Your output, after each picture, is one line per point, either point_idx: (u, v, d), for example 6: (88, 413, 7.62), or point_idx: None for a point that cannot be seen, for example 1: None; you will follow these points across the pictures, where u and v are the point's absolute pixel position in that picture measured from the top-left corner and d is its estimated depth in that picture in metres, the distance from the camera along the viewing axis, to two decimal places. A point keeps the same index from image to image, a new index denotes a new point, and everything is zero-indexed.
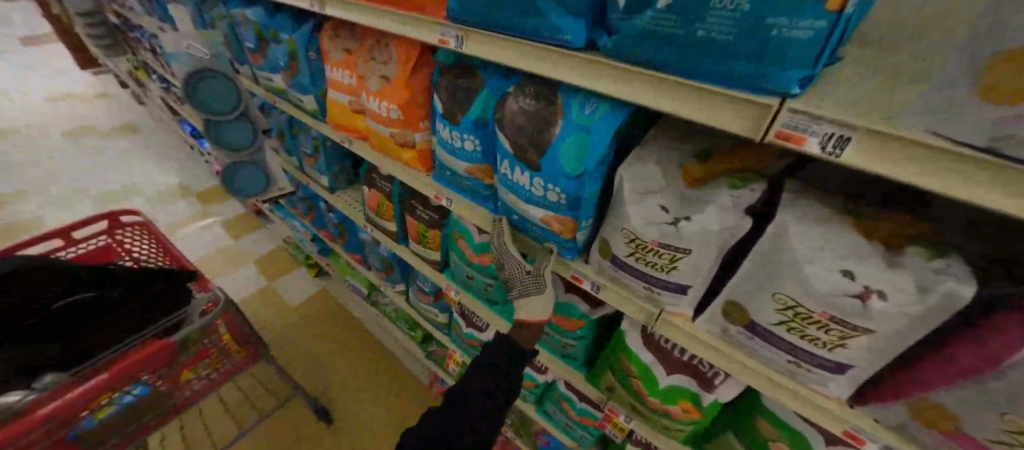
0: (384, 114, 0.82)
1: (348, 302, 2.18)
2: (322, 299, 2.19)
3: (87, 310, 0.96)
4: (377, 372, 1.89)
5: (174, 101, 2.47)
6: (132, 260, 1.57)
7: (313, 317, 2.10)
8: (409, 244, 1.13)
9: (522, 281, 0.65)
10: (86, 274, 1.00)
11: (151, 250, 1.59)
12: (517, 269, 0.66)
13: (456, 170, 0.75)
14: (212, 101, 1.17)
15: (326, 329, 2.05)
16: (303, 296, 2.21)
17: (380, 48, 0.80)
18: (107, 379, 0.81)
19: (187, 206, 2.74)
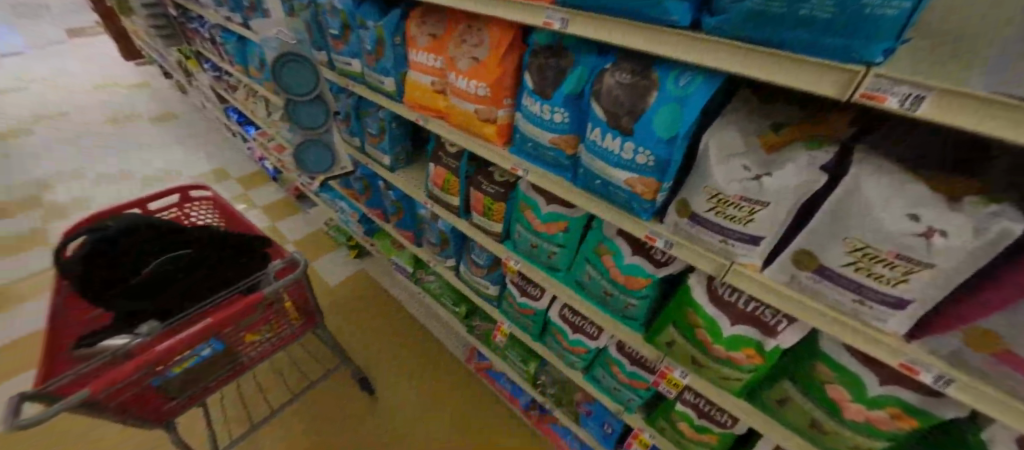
0: (471, 92, 0.91)
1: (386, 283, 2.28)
2: (361, 281, 2.30)
3: (165, 283, 1.12)
4: (410, 356, 1.98)
5: (225, 89, 2.61)
6: None
7: (352, 297, 2.23)
8: (472, 218, 1.23)
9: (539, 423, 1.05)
10: (165, 247, 1.19)
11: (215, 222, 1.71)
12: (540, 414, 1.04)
13: (541, 142, 0.84)
14: (294, 83, 1.29)
15: (363, 314, 2.15)
16: (343, 275, 2.32)
17: (472, 32, 0.89)
18: (200, 328, 0.98)
19: (230, 190, 2.88)
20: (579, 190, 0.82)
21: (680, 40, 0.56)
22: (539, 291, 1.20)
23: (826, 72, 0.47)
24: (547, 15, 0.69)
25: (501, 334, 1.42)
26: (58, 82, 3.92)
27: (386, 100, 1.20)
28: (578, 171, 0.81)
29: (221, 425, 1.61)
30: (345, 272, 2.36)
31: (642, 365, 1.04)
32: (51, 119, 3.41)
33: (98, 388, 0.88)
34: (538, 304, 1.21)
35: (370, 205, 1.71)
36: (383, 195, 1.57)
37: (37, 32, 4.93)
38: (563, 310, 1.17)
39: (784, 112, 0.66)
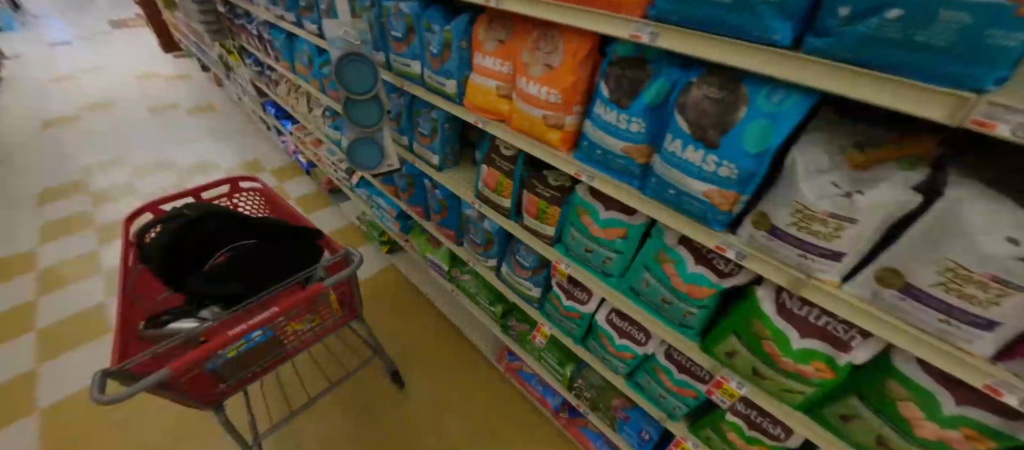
0: (541, 98, 0.93)
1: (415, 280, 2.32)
2: (393, 277, 2.35)
3: (230, 271, 1.15)
4: (439, 352, 2.01)
5: (266, 84, 2.68)
6: None
7: (383, 291, 2.27)
8: (522, 219, 1.25)
9: None
10: (230, 237, 1.24)
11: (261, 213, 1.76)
12: None
13: (612, 149, 0.86)
14: (354, 82, 1.31)
15: (394, 309, 2.18)
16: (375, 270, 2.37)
17: (546, 40, 0.91)
18: (266, 316, 1.02)
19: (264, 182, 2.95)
20: (648, 199, 0.85)
21: (779, 58, 0.57)
22: (588, 295, 1.21)
23: (933, 96, 0.46)
24: (636, 29, 0.71)
25: (541, 335, 1.44)
26: (102, 72, 4.07)
27: (443, 101, 1.23)
28: (649, 180, 0.83)
29: (261, 409, 1.66)
30: (376, 268, 2.40)
31: (692, 374, 1.05)
32: (97, 108, 3.55)
33: (174, 369, 0.93)
34: (586, 307, 1.23)
35: (412, 203, 1.74)
36: (428, 194, 1.61)
37: (82, 24, 5.12)
38: (611, 314, 1.19)
39: (872, 131, 0.66)
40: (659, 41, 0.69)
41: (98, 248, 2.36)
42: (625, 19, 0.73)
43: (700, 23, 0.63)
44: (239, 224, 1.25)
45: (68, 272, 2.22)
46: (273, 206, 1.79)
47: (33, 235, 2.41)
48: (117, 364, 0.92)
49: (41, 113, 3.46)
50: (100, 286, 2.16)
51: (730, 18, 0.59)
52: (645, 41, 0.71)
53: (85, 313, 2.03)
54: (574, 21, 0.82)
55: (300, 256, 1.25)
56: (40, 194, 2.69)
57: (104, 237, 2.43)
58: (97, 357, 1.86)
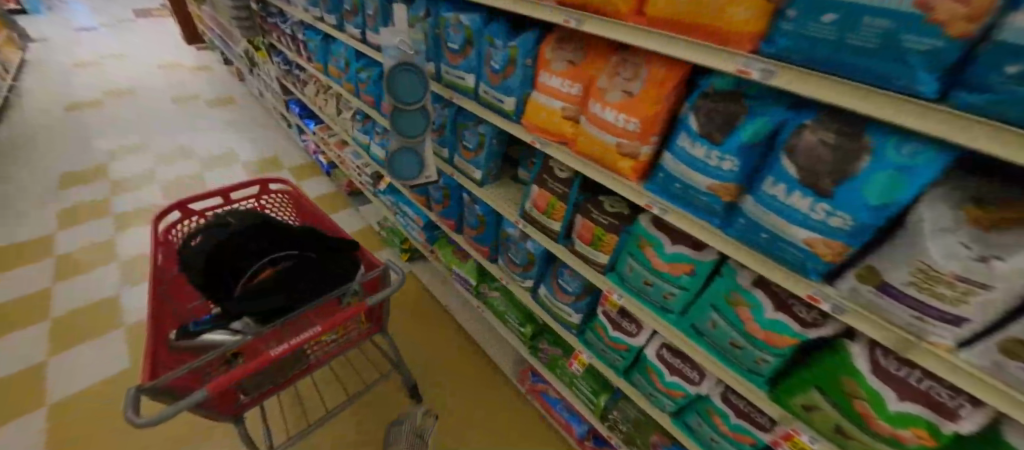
0: (617, 125, 0.89)
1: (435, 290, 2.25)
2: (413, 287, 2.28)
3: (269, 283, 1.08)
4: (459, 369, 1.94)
5: (293, 82, 2.64)
6: None
7: (402, 299, 2.21)
8: (572, 244, 1.19)
9: None
10: (272, 245, 1.17)
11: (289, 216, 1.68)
12: None
13: (696, 185, 0.81)
14: (404, 91, 1.27)
15: (413, 319, 2.12)
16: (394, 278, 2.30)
17: (627, 65, 0.86)
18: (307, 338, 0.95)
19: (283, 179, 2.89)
20: (733, 242, 0.81)
21: (926, 112, 0.52)
22: (637, 327, 1.16)
23: None
24: (746, 64, 0.66)
25: (577, 362, 1.37)
26: (125, 59, 4.05)
27: (497, 117, 1.18)
28: (736, 220, 0.79)
29: (278, 420, 1.60)
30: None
31: (751, 420, 1.00)
32: (117, 95, 3.50)
33: (211, 391, 0.87)
34: (634, 340, 1.17)
35: (444, 215, 1.68)
36: (465, 209, 1.55)
37: (106, 10, 5.12)
38: (662, 349, 1.14)
39: None
40: (772, 78, 0.64)
41: (114, 237, 2.30)
42: (731, 53, 0.68)
43: (831, 65, 0.58)
44: (281, 235, 1.19)
45: (81, 261, 2.16)
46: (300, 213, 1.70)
47: (48, 221, 2.35)
48: (150, 380, 0.86)
49: (61, 96, 3.42)
50: (114, 277, 2.10)
51: (875, 65, 0.53)
52: (756, 78, 0.66)
53: (96, 305, 1.96)
54: (667, 49, 0.77)
55: (340, 269, 1.18)
56: (56, 179, 2.63)
57: (119, 227, 2.38)
58: (100, 354, 1.77)
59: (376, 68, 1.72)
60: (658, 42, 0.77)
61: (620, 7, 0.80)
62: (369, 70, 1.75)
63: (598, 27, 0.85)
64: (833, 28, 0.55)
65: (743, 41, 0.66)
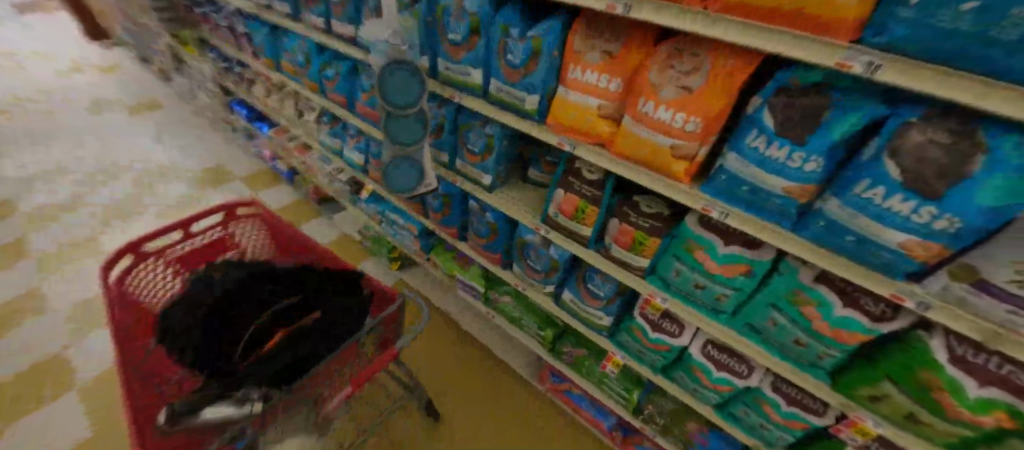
0: (672, 125, 0.80)
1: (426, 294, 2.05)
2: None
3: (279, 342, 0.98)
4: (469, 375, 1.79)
5: (238, 82, 2.30)
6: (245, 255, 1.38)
7: None
8: (606, 248, 1.11)
9: None
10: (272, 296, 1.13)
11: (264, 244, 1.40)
12: None
13: (769, 188, 0.75)
14: (396, 94, 1.06)
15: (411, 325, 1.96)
16: None
17: (683, 57, 0.76)
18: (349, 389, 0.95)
19: (235, 191, 2.55)
20: (805, 245, 0.77)
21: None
22: (680, 327, 1.12)
23: None
24: (848, 56, 0.58)
25: (612, 364, 1.33)
26: (10, 62, 3.36)
27: (513, 118, 1.04)
28: (814, 222, 0.75)
29: None
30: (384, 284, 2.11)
31: (804, 407, 1.00)
32: (5, 107, 2.90)
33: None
34: (678, 340, 1.13)
35: (444, 223, 1.52)
36: (471, 217, 1.41)
37: None
38: (708, 346, 1.10)
39: None
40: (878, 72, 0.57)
41: (38, 282, 1.92)
42: (826, 43, 0.60)
43: (965, 61, 0.51)
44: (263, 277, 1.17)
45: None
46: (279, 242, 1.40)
47: None
48: None
49: None
50: (46, 330, 1.75)
51: None
52: (859, 71, 0.58)
53: (28, 369, 1.62)
54: (739, 39, 0.68)
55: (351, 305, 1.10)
56: None
57: (40, 268, 1.98)
58: (52, 421, 1.49)
59: (346, 64, 1.49)
60: (729, 32, 0.68)
61: None
62: (337, 66, 1.51)
63: (652, 14, 0.74)
64: (971, 19, 0.49)
65: (843, 29, 0.59)
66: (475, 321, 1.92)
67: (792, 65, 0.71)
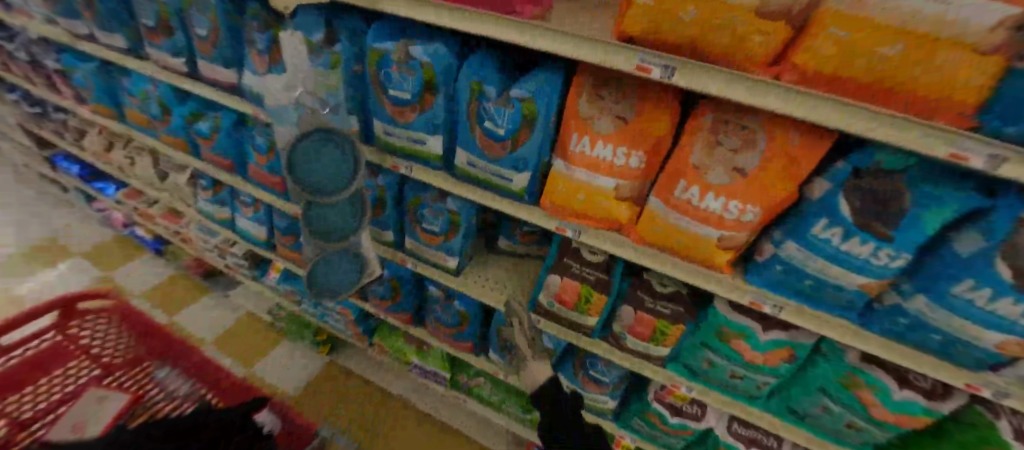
0: (724, 217, 0.62)
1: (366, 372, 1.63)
2: (333, 383, 1.60)
3: None
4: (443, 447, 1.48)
5: (59, 131, 1.66)
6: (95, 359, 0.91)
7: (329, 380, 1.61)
8: (618, 336, 0.91)
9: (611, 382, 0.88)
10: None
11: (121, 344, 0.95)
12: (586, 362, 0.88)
13: (842, 284, 0.63)
14: (317, 173, 0.72)
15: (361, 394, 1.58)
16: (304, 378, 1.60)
17: (730, 129, 0.58)
18: None
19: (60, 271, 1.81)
20: (876, 339, 0.66)
21: None
22: (702, 407, 0.99)
23: None
24: (857, 118, 0.46)
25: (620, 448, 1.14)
26: None
27: (491, 197, 0.78)
28: (890, 317, 0.64)
29: None
30: (304, 380, 1.60)
31: None
32: None
33: None
34: (701, 424, 0.99)
35: (393, 310, 1.19)
36: (432, 304, 1.10)
37: None
38: (733, 424, 0.98)
39: None
40: (876, 131, 0.47)
41: None
42: (836, 101, 0.47)
43: None
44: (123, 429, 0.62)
45: None
46: (145, 344, 0.96)
47: None
48: None
49: None
50: None
51: None
52: (858, 131, 0.47)
53: None
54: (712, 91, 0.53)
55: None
56: None
57: None
58: None
59: (225, 114, 1.07)
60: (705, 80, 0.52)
61: (756, 52, 0.49)
62: (212, 118, 1.09)
63: (702, 80, 0.52)
64: None
65: (843, 87, 0.48)
66: (438, 403, 1.58)
67: (857, 143, 0.58)
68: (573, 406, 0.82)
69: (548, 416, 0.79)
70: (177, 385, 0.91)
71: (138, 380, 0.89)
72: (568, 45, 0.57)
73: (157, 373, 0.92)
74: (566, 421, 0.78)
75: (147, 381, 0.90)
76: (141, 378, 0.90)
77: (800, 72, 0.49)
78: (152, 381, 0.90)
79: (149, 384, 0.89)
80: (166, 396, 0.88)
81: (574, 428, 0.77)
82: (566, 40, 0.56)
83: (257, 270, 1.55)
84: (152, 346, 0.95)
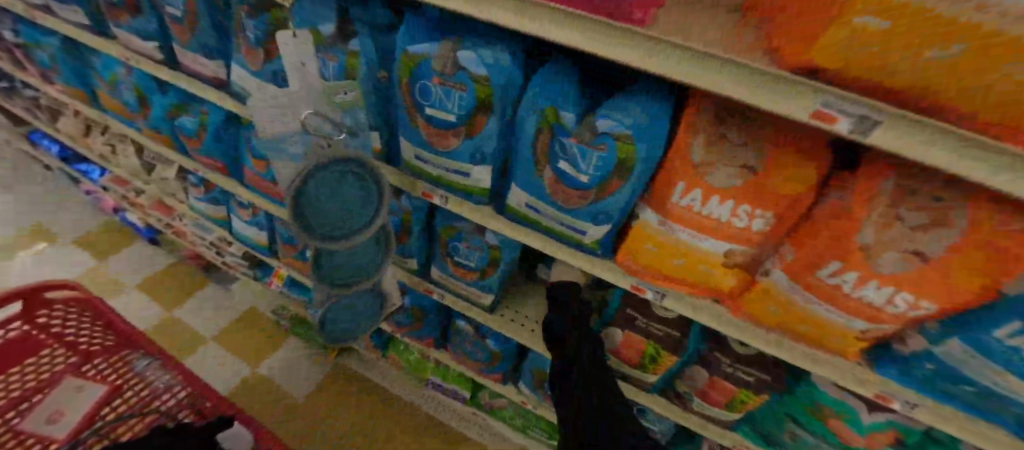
0: (883, 309, 0.48)
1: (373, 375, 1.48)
2: (340, 386, 1.46)
3: None
4: None
5: (29, 107, 1.46)
6: (76, 352, 0.87)
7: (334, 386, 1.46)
8: (683, 394, 0.79)
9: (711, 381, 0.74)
10: None
11: (98, 334, 0.90)
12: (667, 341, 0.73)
13: (1016, 398, 0.48)
14: (329, 200, 0.53)
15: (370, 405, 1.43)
16: (309, 384, 1.46)
17: (915, 201, 0.42)
18: None
19: (43, 260, 1.65)
20: None
21: None
22: None
23: None
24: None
25: None
26: None
27: (554, 246, 0.63)
28: None
29: None
30: (312, 382, 1.46)
31: None
32: None
33: None
34: None
35: (411, 335, 1.06)
36: (459, 338, 0.98)
37: None
38: None
39: None
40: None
41: None
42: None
43: None
44: None
45: None
46: (120, 331, 0.90)
47: None
48: None
49: None
50: None
51: None
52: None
53: None
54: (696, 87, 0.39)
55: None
56: None
57: None
58: None
59: (213, 108, 0.90)
60: (689, 72, 0.38)
61: None
62: (198, 112, 0.91)
63: (917, 143, 0.32)
64: None
65: None
66: (453, 412, 1.42)
67: None
68: (597, 350, 0.68)
69: (576, 371, 0.66)
70: (160, 377, 0.88)
71: (117, 370, 0.88)
72: (706, 74, 0.38)
73: (138, 362, 0.88)
74: (594, 375, 0.65)
75: (127, 371, 0.88)
76: (121, 366, 0.88)
77: None
78: (133, 371, 0.88)
79: (130, 375, 0.87)
80: (151, 387, 0.87)
81: (603, 392, 0.63)
82: (707, 66, 0.38)
83: (258, 270, 1.41)
84: (129, 336, 0.89)
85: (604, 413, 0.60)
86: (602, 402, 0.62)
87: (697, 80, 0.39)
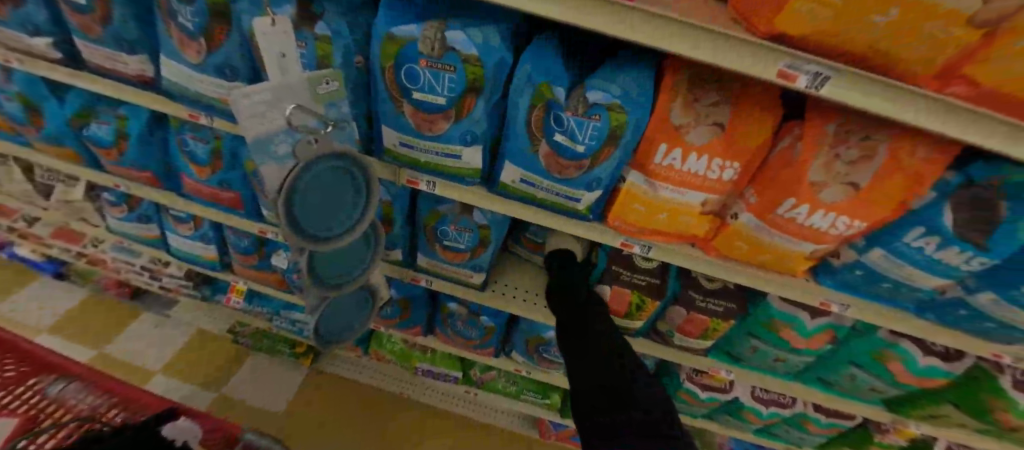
0: (827, 232, 0.57)
1: (353, 375, 1.44)
2: (320, 391, 1.41)
3: None
4: (455, 437, 1.39)
5: None
6: None
7: (313, 392, 1.40)
8: (665, 333, 0.89)
9: (693, 321, 0.82)
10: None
11: None
12: (655, 296, 0.81)
13: (915, 285, 0.62)
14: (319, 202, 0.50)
15: (355, 404, 1.40)
16: (286, 395, 1.39)
17: (847, 140, 0.51)
18: None
19: None
20: (920, 324, 0.69)
21: None
22: (733, 382, 1.02)
23: None
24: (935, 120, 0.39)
25: None
26: None
27: (546, 216, 0.66)
28: (948, 309, 0.65)
29: None
30: (288, 394, 1.39)
31: (841, 415, 1.02)
32: None
33: None
34: (728, 395, 1.04)
35: (399, 326, 1.05)
36: (450, 320, 1.00)
37: None
38: (756, 390, 1.03)
39: None
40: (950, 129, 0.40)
41: None
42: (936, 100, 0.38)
43: None
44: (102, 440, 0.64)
45: None
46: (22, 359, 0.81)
47: None
48: None
49: None
50: None
51: None
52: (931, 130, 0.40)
53: None
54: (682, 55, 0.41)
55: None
56: None
57: None
58: None
59: (133, 112, 0.79)
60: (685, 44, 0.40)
61: (936, 61, 0.36)
62: (113, 118, 0.79)
63: (859, 96, 0.39)
64: None
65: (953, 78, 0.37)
66: (444, 395, 1.44)
67: (969, 155, 0.52)
68: (575, 314, 0.73)
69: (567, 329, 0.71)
70: (83, 399, 0.79)
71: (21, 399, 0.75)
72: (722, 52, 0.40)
73: (52, 387, 0.78)
74: (575, 331, 0.69)
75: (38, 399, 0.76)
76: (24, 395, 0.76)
77: (977, 87, 0.37)
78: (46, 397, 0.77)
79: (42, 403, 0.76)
80: (72, 410, 0.77)
81: (586, 337, 0.67)
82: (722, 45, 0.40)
83: (208, 288, 1.28)
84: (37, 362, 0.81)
85: (588, 355, 0.63)
86: (584, 345, 0.65)
87: (710, 57, 0.41)
